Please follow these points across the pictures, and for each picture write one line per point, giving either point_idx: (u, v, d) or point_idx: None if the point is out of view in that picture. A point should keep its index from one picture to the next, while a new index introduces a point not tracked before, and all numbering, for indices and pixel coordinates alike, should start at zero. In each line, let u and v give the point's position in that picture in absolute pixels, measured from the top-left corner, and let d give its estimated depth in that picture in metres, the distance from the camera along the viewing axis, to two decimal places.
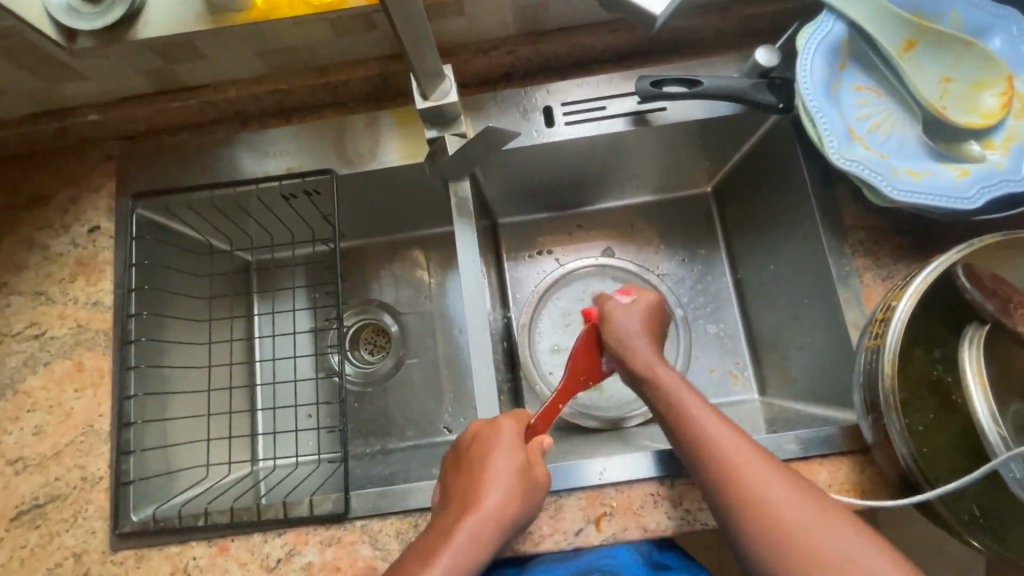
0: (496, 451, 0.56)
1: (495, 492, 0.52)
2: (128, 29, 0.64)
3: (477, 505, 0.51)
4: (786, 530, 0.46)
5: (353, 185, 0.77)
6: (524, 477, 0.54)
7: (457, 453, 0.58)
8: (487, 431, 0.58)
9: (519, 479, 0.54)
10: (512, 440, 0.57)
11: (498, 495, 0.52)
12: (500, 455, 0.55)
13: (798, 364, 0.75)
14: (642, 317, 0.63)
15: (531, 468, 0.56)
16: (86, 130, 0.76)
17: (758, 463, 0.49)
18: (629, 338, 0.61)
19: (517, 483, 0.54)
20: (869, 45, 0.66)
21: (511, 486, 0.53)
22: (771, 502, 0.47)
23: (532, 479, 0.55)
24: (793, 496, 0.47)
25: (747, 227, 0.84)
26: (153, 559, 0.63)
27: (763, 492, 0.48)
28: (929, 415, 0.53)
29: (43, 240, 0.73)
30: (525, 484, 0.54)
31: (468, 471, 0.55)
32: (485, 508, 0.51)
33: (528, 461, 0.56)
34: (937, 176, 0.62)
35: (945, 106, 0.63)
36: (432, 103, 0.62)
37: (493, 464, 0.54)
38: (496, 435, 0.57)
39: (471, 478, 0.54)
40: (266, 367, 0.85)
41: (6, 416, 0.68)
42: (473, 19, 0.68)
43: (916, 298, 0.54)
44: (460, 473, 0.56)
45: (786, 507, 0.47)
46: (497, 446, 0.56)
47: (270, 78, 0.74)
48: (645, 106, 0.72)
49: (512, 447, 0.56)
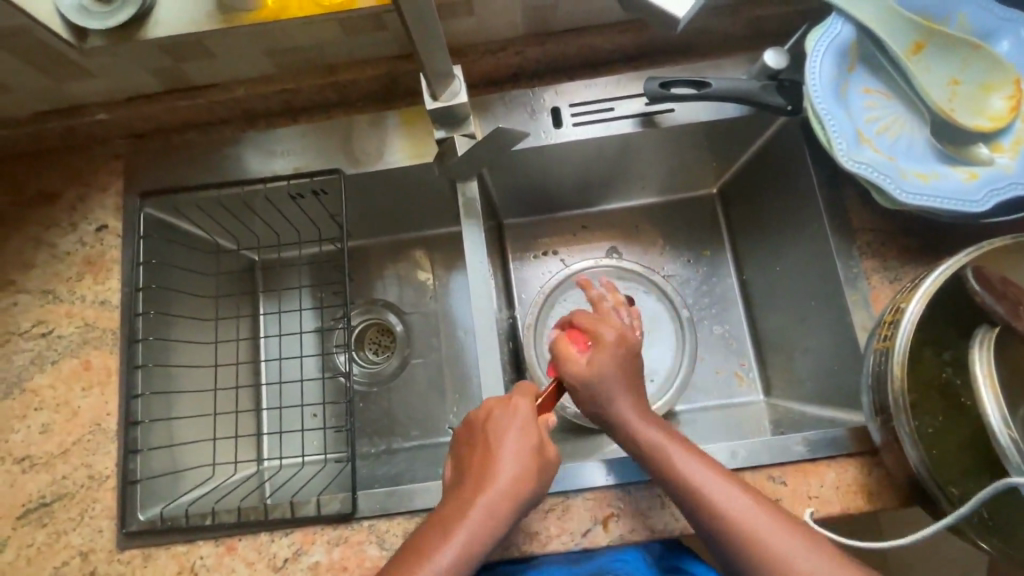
0: (509, 428, 0.55)
1: (508, 469, 0.52)
2: (139, 28, 0.64)
3: (490, 482, 0.51)
4: (787, 566, 0.47)
5: (360, 185, 0.77)
6: (538, 453, 0.54)
7: (468, 428, 0.57)
8: (500, 405, 0.57)
9: (532, 456, 0.53)
10: (525, 416, 0.56)
11: (511, 473, 0.52)
12: (512, 431, 0.55)
13: (804, 366, 0.75)
14: (611, 363, 0.59)
15: (544, 446, 0.55)
16: (94, 129, 0.76)
17: (756, 511, 0.49)
18: (598, 391, 0.58)
19: (530, 460, 0.53)
20: (877, 48, 0.66)
21: (523, 462, 0.53)
22: (772, 544, 0.48)
23: (546, 454, 0.54)
24: (791, 532, 0.48)
25: (753, 229, 0.84)
26: (160, 558, 0.63)
27: (764, 540, 0.48)
28: (939, 418, 0.53)
29: (51, 238, 0.73)
30: (539, 460, 0.54)
31: (480, 447, 0.54)
32: (498, 484, 0.51)
33: (541, 435, 0.56)
34: (945, 179, 0.62)
35: (953, 109, 0.63)
36: (442, 103, 0.62)
37: (506, 441, 0.54)
38: (510, 410, 0.56)
39: (483, 454, 0.54)
40: (271, 367, 0.85)
41: (13, 414, 0.68)
42: (482, 20, 0.69)
43: (926, 300, 0.55)
44: (472, 448, 0.55)
45: (784, 542, 0.48)
46: (510, 421, 0.55)
47: (279, 78, 0.74)
48: (653, 107, 0.72)
49: (526, 423, 0.55)
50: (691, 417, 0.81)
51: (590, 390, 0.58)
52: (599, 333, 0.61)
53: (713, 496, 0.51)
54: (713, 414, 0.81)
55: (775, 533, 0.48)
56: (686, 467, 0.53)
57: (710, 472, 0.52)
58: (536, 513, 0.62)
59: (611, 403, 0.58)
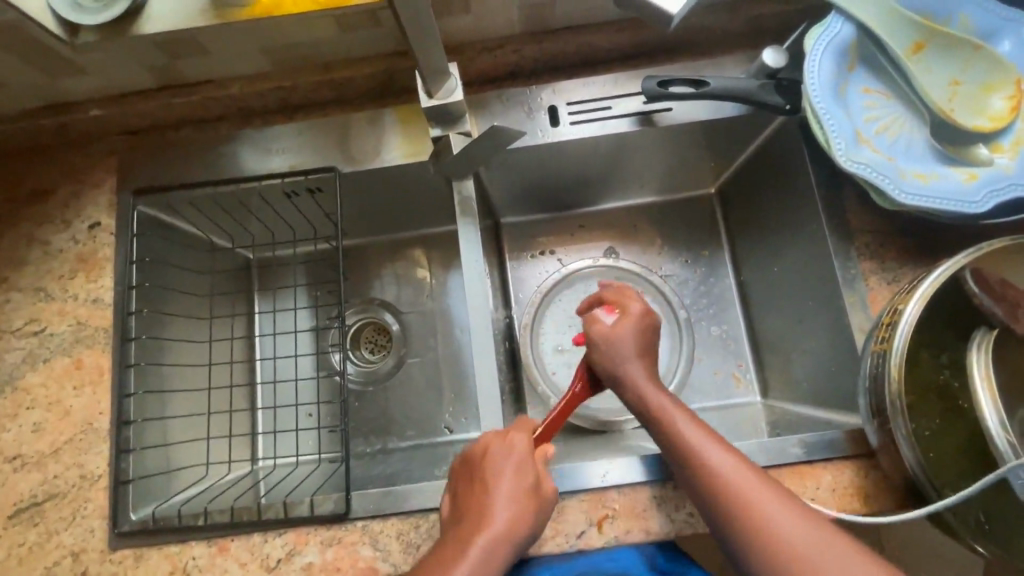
0: (507, 465, 0.55)
1: (507, 507, 0.51)
2: (131, 24, 0.63)
3: (490, 519, 0.50)
4: (792, 544, 0.45)
5: (356, 183, 0.76)
6: (536, 493, 0.54)
7: (466, 466, 0.57)
8: (496, 438, 0.57)
9: (530, 496, 0.53)
10: (524, 451, 0.56)
11: (510, 512, 0.51)
12: (509, 470, 0.54)
13: (802, 368, 0.74)
14: (633, 330, 0.62)
15: (540, 484, 0.55)
16: (87, 125, 0.75)
17: (756, 485, 0.49)
18: (616, 357, 0.60)
19: (529, 501, 0.53)
20: (877, 47, 0.66)
21: (523, 501, 0.52)
22: (772, 518, 0.47)
23: (543, 494, 0.55)
24: (794, 510, 0.47)
25: (752, 229, 0.83)
26: (151, 558, 0.63)
27: (762, 513, 0.47)
28: (936, 420, 0.53)
29: (44, 236, 0.72)
30: (536, 500, 0.53)
31: (476, 485, 0.54)
32: (496, 525, 0.50)
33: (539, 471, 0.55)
34: (944, 179, 0.62)
35: (953, 109, 0.63)
36: (437, 101, 0.61)
37: (505, 478, 0.54)
38: (508, 446, 0.56)
39: (481, 491, 0.53)
40: (266, 366, 0.85)
41: (5, 412, 0.67)
42: (479, 17, 0.68)
43: (924, 302, 0.54)
44: (469, 486, 0.54)
45: (785, 518, 0.47)
46: (506, 460, 0.55)
47: (274, 75, 0.74)
48: (651, 106, 0.72)
49: (525, 459, 0.55)
50: None
51: (610, 355, 0.61)
52: (626, 304, 0.64)
53: (716, 466, 0.51)
54: (710, 415, 0.81)
55: (774, 507, 0.47)
56: (690, 436, 0.53)
57: (711, 443, 0.52)
58: None
59: (630, 367, 0.59)
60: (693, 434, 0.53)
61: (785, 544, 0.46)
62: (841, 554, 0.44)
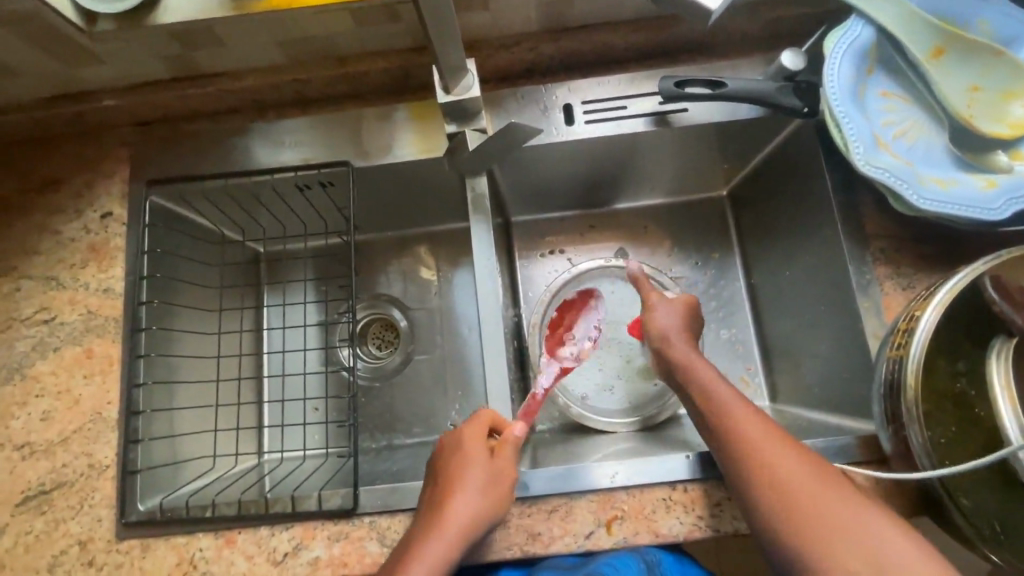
0: (466, 470, 0.57)
1: (458, 514, 0.55)
2: (149, 13, 0.63)
3: (442, 526, 0.54)
4: (836, 532, 0.47)
5: (368, 179, 0.76)
6: (491, 494, 0.56)
7: (438, 464, 0.60)
8: (452, 442, 0.60)
9: (481, 501, 0.56)
10: (477, 453, 0.58)
11: (459, 516, 0.55)
12: (471, 472, 0.57)
13: (812, 372, 0.74)
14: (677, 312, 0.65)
15: (504, 486, 0.57)
16: (101, 114, 0.75)
17: (788, 451, 0.51)
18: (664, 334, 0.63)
19: (480, 505, 0.55)
20: (897, 51, 0.65)
21: (477, 505, 0.55)
22: (801, 481, 0.49)
23: (499, 494, 0.57)
24: (817, 475, 0.50)
25: (764, 233, 0.83)
26: (159, 549, 0.63)
27: (794, 477, 0.50)
28: (952, 428, 0.52)
29: (56, 225, 0.72)
30: (489, 503, 0.56)
31: (443, 485, 0.57)
32: (451, 525, 0.54)
33: (491, 471, 0.57)
34: (962, 186, 0.61)
35: (973, 115, 0.62)
36: (454, 97, 0.61)
37: (457, 484, 0.56)
38: (462, 452, 0.58)
39: (439, 496, 0.56)
40: (274, 360, 0.84)
41: (14, 400, 0.67)
42: (497, 14, 0.68)
43: (941, 310, 0.54)
44: (433, 490, 0.58)
45: (817, 493, 0.49)
46: (471, 462, 0.57)
47: (290, 68, 0.73)
48: (667, 106, 0.72)
49: (477, 464, 0.57)
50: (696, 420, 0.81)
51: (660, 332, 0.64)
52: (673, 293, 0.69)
53: (766, 450, 0.51)
54: None
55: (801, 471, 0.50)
56: (739, 416, 0.54)
57: (753, 419, 0.54)
58: (539, 514, 0.62)
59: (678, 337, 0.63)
60: (737, 408, 0.55)
61: (815, 507, 0.48)
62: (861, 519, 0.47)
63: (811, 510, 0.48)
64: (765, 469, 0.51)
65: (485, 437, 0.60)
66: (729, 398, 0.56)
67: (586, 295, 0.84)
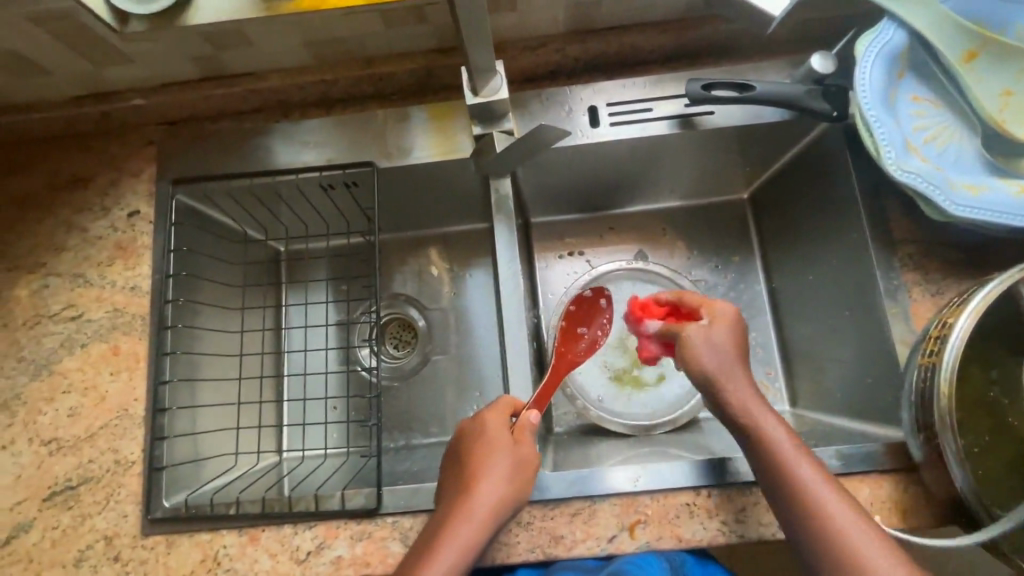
0: (492, 457, 0.56)
1: (484, 499, 0.54)
2: (179, 14, 0.63)
3: (469, 512, 0.53)
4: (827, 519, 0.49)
5: (391, 179, 0.76)
6: (516, 480, 0.56)
7: (460, 449, 0.59)
8: (473, 429, 0.59)
9: (508, 485, 0.55)
10: (499, 438, 0.58)
11: (486, 501, 0.54)
12: (497, 460, 0.56)
13: (835, 378, 0.73)
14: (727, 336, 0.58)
15: (527, 472, 0.57)
16: (128, 113, 0.76)
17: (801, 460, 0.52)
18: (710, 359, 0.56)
19: (507, 490, 0.55)
20: (929, 54, 0.64)
21: (503, 493, 0.55)
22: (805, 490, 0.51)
23: (523, 479, 0.56)
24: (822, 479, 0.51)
25: (786, 237, 0.82)
26: (183, 545, 0.63)
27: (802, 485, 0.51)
28: (984, 437, 0.52)
29: (84, 222, 0.73)
30: (514, 487, 0.55)
31: (467, 472, 0.56)
32: (477, 513, 0.53)
33: (515, 457, 0.57)
34: (995, 192, 0.61)
35: (1006, 120, 0.62)
36: (482, 99, 0.62)
37: (482, 470, 0.55)
38: (488, 440, 0.58)
39: (463, 482, 0.56)
40: (294, 359, 0.85)
41: (42, 395, 0.68)
42: (525, 15, 0.68)
43: (976, 316, 0.53)
44: (455, 477, 0.57)
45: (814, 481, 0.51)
46: (496, 451, 0.57)
47: (315, 68, 0.74)
48: (692, 109, 0.71)
49: (502, 451, 0.57)
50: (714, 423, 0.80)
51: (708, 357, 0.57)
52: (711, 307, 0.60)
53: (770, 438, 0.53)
54: None
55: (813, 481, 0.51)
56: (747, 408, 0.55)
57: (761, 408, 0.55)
58: (561, 517, 0.62)
59: (748, 404, 0.55)
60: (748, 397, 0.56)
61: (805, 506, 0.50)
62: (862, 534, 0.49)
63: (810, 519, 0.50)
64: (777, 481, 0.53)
65: (505, 423, 0.59)
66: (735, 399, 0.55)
67: (596, 294, 0.79)
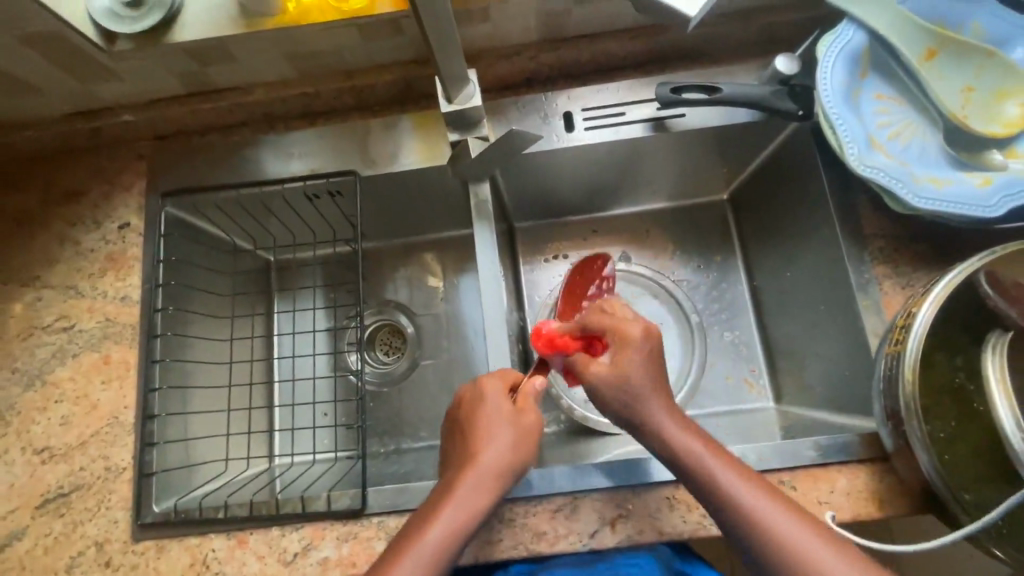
0: (490, 427, 0.56)
1: (489, 462, 0.54)
2: (165, 33, 0.66)
3: (473, 479, 0.53)
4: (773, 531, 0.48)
5: (376, 187, 0.78)
6: (518, 449, 0.55)
7: (461, 416, 0.58)
8: (476, 396, 0.58)
9: (512, 452, 0.55)
10: (503, 404, 0.57)
11: (490, 466, 0.53)
12: (494, 430, 0.55)
13: (815, 372, 0.75)
14: (649, 365, 0.56)
15: (525, 441, 0.56)
16: (118, 130, 0.78)
17: (744, 483, 0.50)
18: (623, 393, 0.55)
19: (511, 456, 0.54)
20: (891, 54, 0.66)
21: (507, 461, 0.54)
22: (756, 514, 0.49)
23: (527, 448, 0.56)
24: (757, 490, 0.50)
25: (765, 235, 0.84)
26: (172, 550, 0.64)
27: (739, 501, 0.50)
28: (952, 423, 0.53)
29: (76, 236, 0.75)
30: (518, 454, 0.55)
31: (468, 442, 0.56)
32: (480, 480, 0.53)
33: (517, 425, 0.56)
34: (959, 185, 0.62)
35: (967, 115, 0.63)
36: (456, 106, 0.63)
37: (489, 434, 0.55)
38: (489, 410, 0.57)
39: (467, 449, 0.55)
40: (284, 365, 0.86)
41: (35, 405, 0.69)
42: (498, 25, 0.70)
43: (938, 304, 0.54)
44: (458, 445, 0.57)
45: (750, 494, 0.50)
46: (492, 425, 0.56)
47: (299, 82, 0.76)
48: (665, 112, 0.73)
49: (506, 421, 0.56)
50: (702, 422, 0.80)
51: (619, 392, 0.55)
52: (624, 334, 0.57)
53: (690, 449, 0.52)
54: (722, 421, 0.80)
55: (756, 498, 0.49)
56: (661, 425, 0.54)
57: (673, 425, 0.54)
58: (544, 514, 0.63)
59: (668, 426, 0.54)
60: (657, 417, 0.54)
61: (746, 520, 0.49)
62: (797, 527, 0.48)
63: (760, 544, 0.48)
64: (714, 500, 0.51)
65: (508, 391, 0.59)
66: (644, 416, 0.54)
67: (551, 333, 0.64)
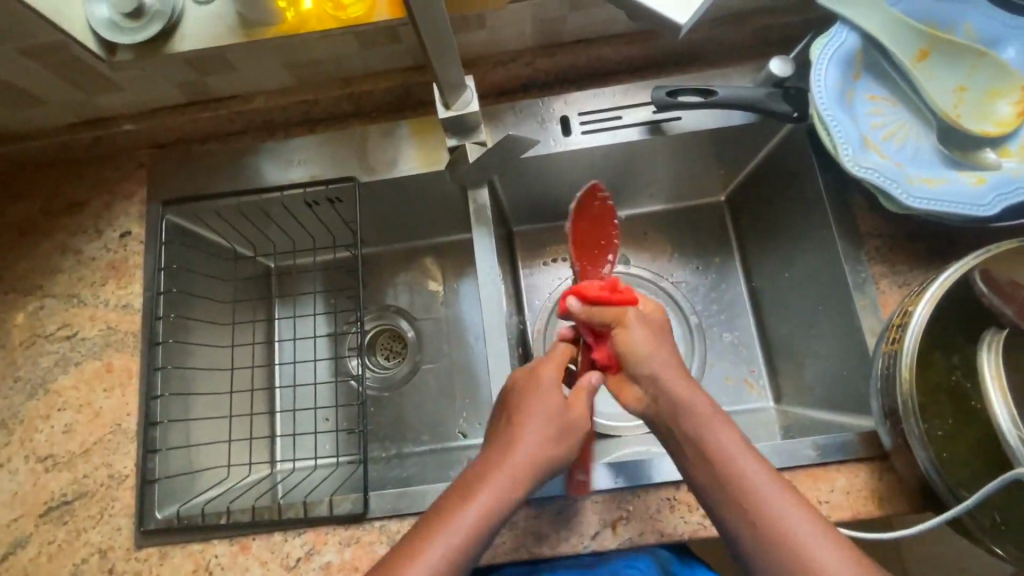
0: (531, 415, 0.54)
1: (523, 457, 0.52)
2: (165, 43, 0.67)
3: (507, 467, 0.51)
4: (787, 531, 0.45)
5: (375, 193, 0.79)
6: (557, 442, 0.53)
7: (506, 398, 0.57)
8: (526, 380, 0.56)
9: (550, 445, 0.53)
10: (554, 396, 0.55)
11: (527, 456, 0.52)
12: (536, 420, 0.53)
13: (814, 372, 0.75)
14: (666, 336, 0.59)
15: (567, 434, 0.54)
16: (120, 139, 0.79)
17: (768, 477, 0.48)
18: (647, 355, 0.55)
19: (549, 448, 0.53)
20: (884, 56, 0.67)
21: (544, 453, 0.52)
22: (772, 509, 0.47)
23: (566, 444, 0.54)
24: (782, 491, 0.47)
25: (762, 236, 0.84)
26: (175, 556, 0.64)
27: (746, 475, 0.48)
28: (949, 420, 0.53)
29: (77, 245, 0.76)
30: (556, 449, 0.53)
31: (508, 426, 0.54)
32: (515, 469, 0.51)
33: (560, 418, 0.54)
34: (953, 183, 0.62)
35: (960, 115, 0.64)
36: (454, 112, 0.64)
37: (529, 422, 0.53)
38: (535, 396, 0.55)
39: (506, 433, 0.54)
40: (285, 371, 0.87)
41: (37, 414, 0.70)
42: (494, 31, 0.71)
43: (933, 304, 0.55)
44: (498, 429, 0.55)
45: (768, 488, 0.48)
46: (535, 413, 0.54)
47: (298, 90, 0.77)
48: (661, 116, 0.74)
49: (550, 411, 0.54)
50: None
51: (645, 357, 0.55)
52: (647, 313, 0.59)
53: (711, 426, 0.51)
54: None
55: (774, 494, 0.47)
56: (683, 393, 0.53)
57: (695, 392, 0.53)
58: (545, 516, 0.63)
59: (685, 391, 0.53)
60: (677, 382, 0.54)
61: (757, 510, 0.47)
62: (808, 529, 0.45)
63: (767, 534, 0.46)
64: (725, 481, 0.49)
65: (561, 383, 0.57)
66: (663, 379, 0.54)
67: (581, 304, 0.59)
